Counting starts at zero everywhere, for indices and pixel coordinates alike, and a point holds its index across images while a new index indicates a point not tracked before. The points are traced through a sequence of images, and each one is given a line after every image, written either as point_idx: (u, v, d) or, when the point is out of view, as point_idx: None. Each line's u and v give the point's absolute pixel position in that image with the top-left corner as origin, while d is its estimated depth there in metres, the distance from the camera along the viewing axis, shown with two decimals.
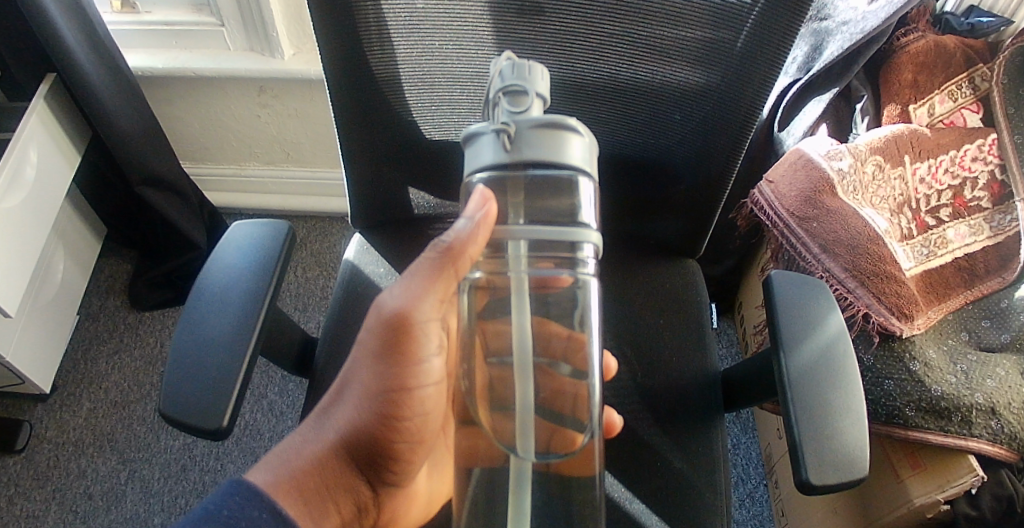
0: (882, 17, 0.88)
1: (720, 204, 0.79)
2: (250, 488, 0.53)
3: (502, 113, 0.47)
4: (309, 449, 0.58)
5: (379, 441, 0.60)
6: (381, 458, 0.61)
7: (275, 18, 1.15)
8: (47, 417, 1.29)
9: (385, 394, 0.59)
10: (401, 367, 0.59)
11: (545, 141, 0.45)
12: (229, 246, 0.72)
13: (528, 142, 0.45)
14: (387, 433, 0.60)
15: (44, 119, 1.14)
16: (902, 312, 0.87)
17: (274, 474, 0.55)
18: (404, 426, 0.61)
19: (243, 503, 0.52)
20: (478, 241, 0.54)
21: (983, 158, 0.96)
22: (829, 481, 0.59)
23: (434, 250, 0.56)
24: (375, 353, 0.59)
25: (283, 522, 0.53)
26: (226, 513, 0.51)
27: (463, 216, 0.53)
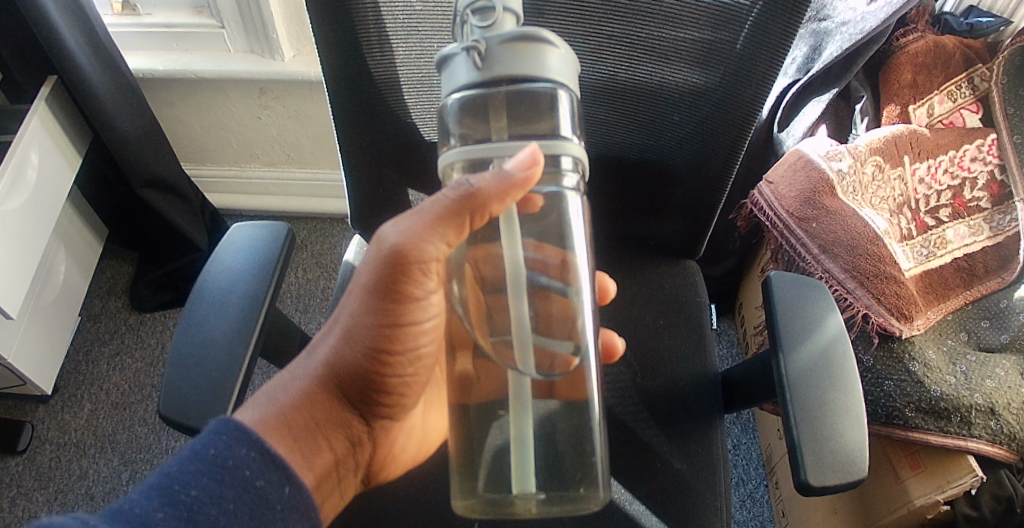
0: (882, 17, 0.88)
1: (720, 205, 0.79)
2: (239, 426, 0.51)
3: (473, 32, 0.46)
4: (298, 385, 0.57)
5: (372, 378, 0.59)
6: (375, 396, 0.61)
7: (276, 20, 1.15)
8: (49, 418, 1.30)
9: (379, 329, 0.58)
10: (398, 303, 0.57)
11: (518, 55, 0.45)
12: (230, 247, 0.72)
13: (500, 57, 0.45)
14: (381, 370, 0.59)
15: (44, 120, 1.14)
16: (902, 313, 0.88)
17: (263, 413, 0.54)
18: (397, 363, 0.60)
19: (233, 441, 0.50)
20: (505, 200, 0.51)
21: (983, 158, 0.96)
22: (827, 481, 0.59)
23: (456, 192, 0.52)
24: (370, 289, 0.57)
25: (272, 460, 0.51)
26: (213, 453, 0.49)
27: (501, 168, 0.50)
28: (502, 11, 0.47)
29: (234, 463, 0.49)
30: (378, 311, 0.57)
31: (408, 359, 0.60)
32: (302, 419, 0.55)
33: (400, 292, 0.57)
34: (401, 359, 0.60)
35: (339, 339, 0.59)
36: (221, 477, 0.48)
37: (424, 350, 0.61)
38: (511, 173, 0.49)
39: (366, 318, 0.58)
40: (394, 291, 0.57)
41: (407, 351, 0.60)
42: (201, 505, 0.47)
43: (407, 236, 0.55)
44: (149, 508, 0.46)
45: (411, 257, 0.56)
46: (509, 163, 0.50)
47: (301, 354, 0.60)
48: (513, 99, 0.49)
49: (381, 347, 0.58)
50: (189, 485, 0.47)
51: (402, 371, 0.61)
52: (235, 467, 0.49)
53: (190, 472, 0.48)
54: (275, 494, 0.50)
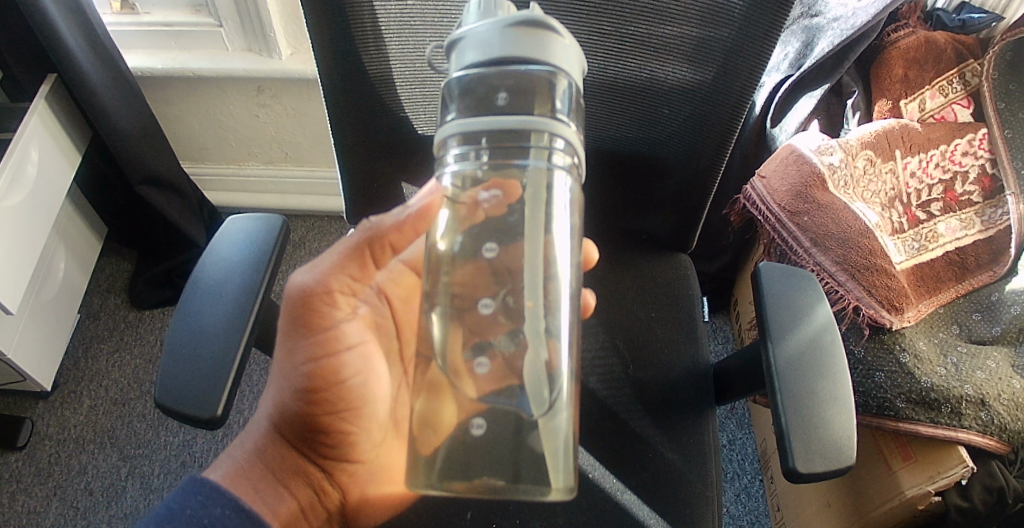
0: (871, 13, 0.89)
1: (710, 197, 0.80)
2: (207, 487, 0.57)
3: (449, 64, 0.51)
4: (248, 441, 0.62)
5: (310, 422, 0.61)
6: (320, 436, 0.62)
7: (273, 19, 1.16)
8: (48, 414, 1.30)
9: (298, 371, 0.61)
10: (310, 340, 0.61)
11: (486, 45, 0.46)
12: (224, 239, 0.73)
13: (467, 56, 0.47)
14: (317, 411, 0.61)
15: (44, 118, 1.15)
16: (892, 305, 0.88)
17: (221, 468, 0.60)
18: (330, 400, 0.61)
19: (207, 501, 0.56)
20: (403, 231, 0.57)
21: (973, 153, 0.98)
22: (814, 469, 0.59)
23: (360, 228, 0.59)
24: (287, 335, 0.61)
25: (240, 514, 0.56)
26: (188, 512, 0.55)
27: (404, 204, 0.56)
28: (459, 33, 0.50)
29: (209, 519, 0.55)
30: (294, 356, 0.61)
31: (336, 395, 0.61)
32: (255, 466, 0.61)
33: (309, 329, 0.61)
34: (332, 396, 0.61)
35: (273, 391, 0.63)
36: None
37: (355, 381, 0.62)
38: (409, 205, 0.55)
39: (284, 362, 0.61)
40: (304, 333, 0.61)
41: (334, 388, 0.61)
42: None
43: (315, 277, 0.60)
44: None
45: (325, 298, 0.61)
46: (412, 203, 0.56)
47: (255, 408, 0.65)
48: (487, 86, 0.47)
49: (308, 388, 0.60)
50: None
51: (340, 410, 0.62)
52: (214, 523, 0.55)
53: None
54: None
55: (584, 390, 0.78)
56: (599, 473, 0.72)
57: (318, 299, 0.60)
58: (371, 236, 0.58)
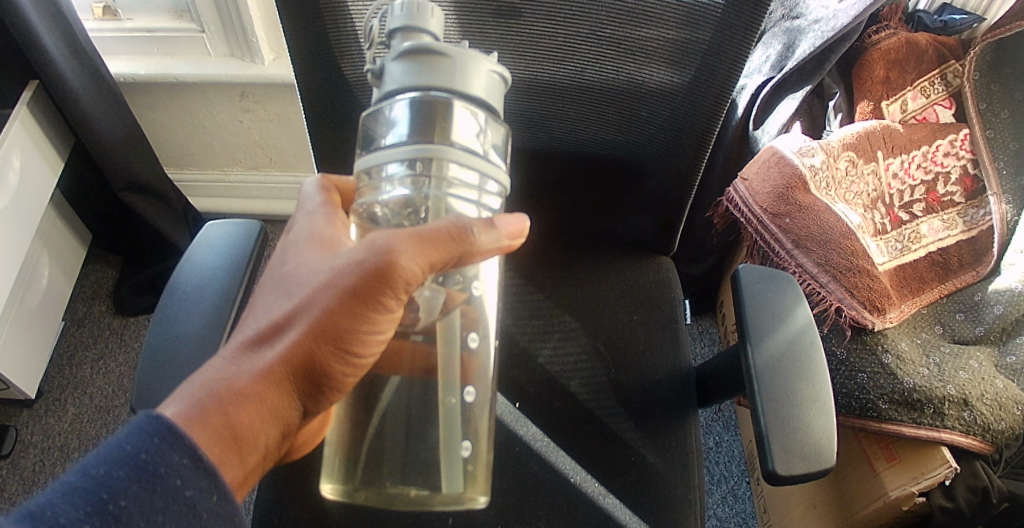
0: (852, 14, 0.89)
1: (689, 200, 0.80)
2: (173, 428, 0.43)
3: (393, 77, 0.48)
4: (237, 380, 0.47)
5: (313, 379, 0.50)
6: (316, 389, 0.51)
7: (255, 25, 1.16)
8: (32, 423, 1.29)
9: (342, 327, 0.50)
10: (373, 298, 0.49)
11: (421, 59, 0.47)
12: (201, 246, 0.72)
13: (392, 68, 0.48)
14: (332, 370, 0.51)
15: (26, 124, 1.14)
16: (874, 306, 0.89)
17: (194, 405, 0.45)
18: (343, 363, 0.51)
19: (167, 446, 0.42)
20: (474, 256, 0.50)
21: (954, 154, 0.99)
22: (794, 471, 0.59)
23: (453, 227, 0.49)
24: (345, 293, 0.49)
25: (209, 473, 0.43)
26: (144, 457, 0.41)
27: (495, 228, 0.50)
28: (416, 30, 0.48)
29: (165, 471, 0.41)
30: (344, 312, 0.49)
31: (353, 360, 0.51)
32: (246, 409, 0.47)
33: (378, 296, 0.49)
34: (352, 364, 0.51)
35: (290, 326, 0.50)
36: (151, 485, 0.41)
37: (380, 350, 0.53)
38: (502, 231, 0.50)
39: (330, 309, 0.49)
40: (371, 295, 0.49)
41: (355, 351, 0.51)
42: (129, 517, 0.40)
43: (397, 249, 0.48)
44: (73, 517, 0.39)
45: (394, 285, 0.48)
46: (503, 225, 0.51)
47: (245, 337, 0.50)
48: (462, 117, 0.48)
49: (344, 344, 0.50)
50: (119, 493, 0.40)
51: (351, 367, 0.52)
52: (166, 475, 0.41)
53: (118, 478, 0.40)
54: (204, 503, 0.42)
55: (566, 394, 0.77)
56: (581, 477, 0.71)
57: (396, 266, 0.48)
58: (461, 241, 0.49)
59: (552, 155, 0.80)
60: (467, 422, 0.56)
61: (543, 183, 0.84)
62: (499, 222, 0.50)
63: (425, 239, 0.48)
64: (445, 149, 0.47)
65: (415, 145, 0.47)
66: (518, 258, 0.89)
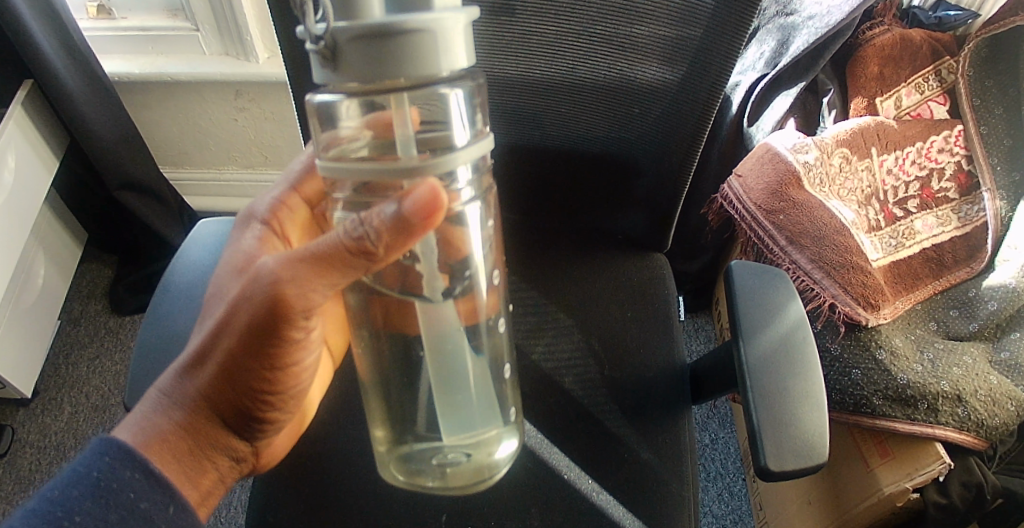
0: (845, 10, 0.89)
1: (682, 197, 0.80)
2: (120, 449, 0.51)
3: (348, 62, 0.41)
4: (173, 411, 0.54)
5: (239, 403, 0.56)
6: (252, 409, 0.57)
7: (249, 23, 1.16)
8: (28, 422, 1.29)
9: (260, 356, 0.54)
10: (279, 332, 0.52)
11: (382, 49, 0.40)
12: (193, 243, 0.72)
13: (350, 59, 0.41)
14: (260, 387, 0.56)
15: (21, 124, 1.14)
16: (868, 302, 0.89)
17: (140, 434, 0.53)
18: (272, 382, 0.56)
19: (119, 463, 0.50)
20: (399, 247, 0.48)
21: (949, 150, 0.99)
22: (785, 466, 0.59)
23: (346, 242, 0.47)
24: (251, 331, 0.52)
25: (158, 484, 0.51)
26: (97, 475, 0.50)
27: (397, 207, 0.46)
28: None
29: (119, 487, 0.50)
30: (251, 345, 0.53)
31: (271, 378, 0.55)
32: (184, 443, 0.54)
33: (283, 329, 0.52)
34: (281, 376, 0.57)
35: (206, 366, 0.54)
36: (106, 500, 0.50)
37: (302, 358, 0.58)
38: (410, 217, 0.46)
39: (236, 345, 0.53)
40: (272, 328, 0.52)
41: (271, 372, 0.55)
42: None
43: (288, 280, 0.49)
44: None
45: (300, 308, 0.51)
46: (409, 204, 0.46)
47: (171, 370, 0.55)
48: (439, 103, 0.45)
49: (264, 367, 0.55)
50: (74, 511, 0.49)
51: (279, 383, 0.57)
52: (120, 490, 0.50)
53: (74, 496, 0.49)
54: (159, 514, 0.51)
55: (560, 391, 0.77)
56: (574, 474, 0.71)
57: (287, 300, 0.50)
58: (357, 253, 0.47)
59: (546, 153, 0.80)
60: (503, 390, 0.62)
61: (537, 180, 0.84)
62: (400, 203, 0.46)
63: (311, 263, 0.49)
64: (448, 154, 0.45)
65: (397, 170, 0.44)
66: (514, 255, 0.89)
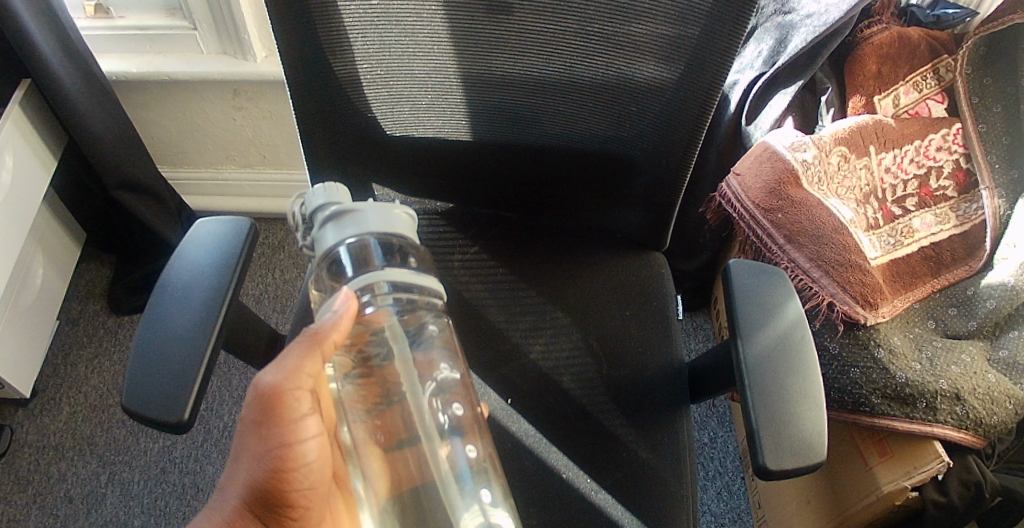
0: (843, 9, 0.89)
1: (681, 196, 0.80)
2: None
3: (328, 237, 0.57)
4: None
5: (282, 513, 0.54)
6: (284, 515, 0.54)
7: (247, 23, 1.16)
8: (27, 422, 1.29)
9: (273, 457, 0.53)
10: (281, 426, 0.53)
11: (348, 220, 0.57)
12: (192, 242, 0.72)
13: (327, 234, 0.57)
14: (288, 490, 0.54)
15: (18, 123, 1.14)
16: (867, 301, 0.89)
17: None
18: (299, 489, 0.54)
19: None
20: (340, 328, 0.54)
21: (947, 148, 0.99)
22: (784, 465, 0.59)
23: (302, 335, 0.54)
24: (255, 430, 0.53)
25: None
26: None
27: (329, 310, 0.55)
28: (327, 201, 0.59)
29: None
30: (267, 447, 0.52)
31: (310, 483, 0.55)
32: None
33: (281, 422, 0.53)
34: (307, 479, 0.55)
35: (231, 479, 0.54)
36: None
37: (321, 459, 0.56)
38: (340, 308, 0.55)
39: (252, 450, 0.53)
40: (272, 421, 0.52)
41: (307, 477, 0.55)
42: None
43: (274, 381, 0.52)
44: None
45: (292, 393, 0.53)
46: (338, 306, 0.55)
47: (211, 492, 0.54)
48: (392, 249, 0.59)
49: (280, 471, 0.53)
50: None
51: (305, 487, 0.55)
52: None
53: None
54: None
55: (559, 391, 0.77)
56: (573, 473, 0.72)
57: (286, 394, 0.53)
58: (315, 338, 0.54)
59: (544, 152, 0.80)
60: (476, 473, 0.57)
61: (535, 180, 0.84)
62: (331, 306, 0.55)
63: (291, 360, 0.53)
64: (382, 274, 0.56)
65: (370, 277, 0.56)
66: (512, 254, 0.89)
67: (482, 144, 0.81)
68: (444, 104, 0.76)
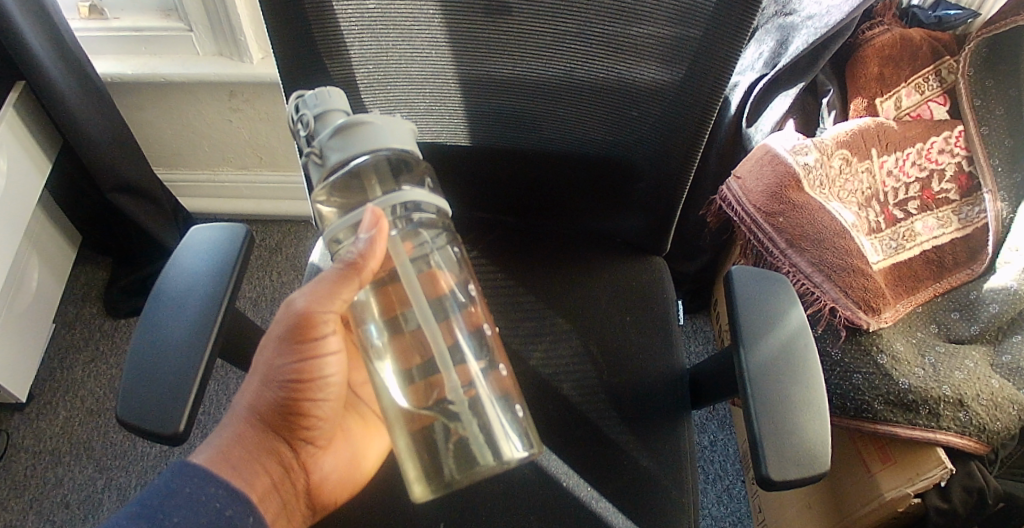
0: (846, 11, 0.88)
1: (681, 202, 0.79)
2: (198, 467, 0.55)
3: (335, 151, 0.54)
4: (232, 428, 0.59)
5: (300, 423, 0.61)
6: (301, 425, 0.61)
7: (243, 25, 1.15)
8: (23, 427, 1.28)
9: (291, 371, 0.59)
10: (303, 345, 0.59)
11: (359, 135, 0.54)
12: (186, 251, 0.71)
13: (335, 148, 0.54)
14: (304, 403, 0.60)
15: (12, 126, 1.13)
16: (869, 306, 0.88)
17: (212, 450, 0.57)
18: (314, 401, 0.61)
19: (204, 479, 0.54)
20: (377, 255, 0.56)
21: (949, 150, 0.99)
22: (787, 477, 0.58)
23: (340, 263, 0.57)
24: (280, 346, 0.59)
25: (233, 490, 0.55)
26: (188, 490, 0.53)
27: (361, 235, 0.56)
28: (326, 110, 0.54)
29: (206, 498, 0.53)
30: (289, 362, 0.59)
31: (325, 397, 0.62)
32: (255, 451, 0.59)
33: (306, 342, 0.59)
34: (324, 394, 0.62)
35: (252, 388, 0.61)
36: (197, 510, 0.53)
37: (337, 380, 0.62)
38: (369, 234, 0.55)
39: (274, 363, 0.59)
40: (297, 340, 0.59)
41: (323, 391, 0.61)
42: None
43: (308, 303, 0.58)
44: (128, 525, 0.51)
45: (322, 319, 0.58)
46: (366, 230, 0.55)
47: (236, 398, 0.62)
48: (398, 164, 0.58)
49: (297, 385, 0.59)
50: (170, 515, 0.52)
51: (321, 402, 0.62)
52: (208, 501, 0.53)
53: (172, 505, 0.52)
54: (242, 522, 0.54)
55: (559, 397, 0.77)
56: (573, 481, 0.71)
57: (317, 318, 0.58)
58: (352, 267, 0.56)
59: (543, 156, 0.79)
60: (506, 394, 0.64)
61: (534, 184, 0.83)
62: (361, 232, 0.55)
63: (328, 287, 0.57)
64: (406, 195, 0.57)
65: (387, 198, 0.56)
66: (512, 258, 0.88)
67: (481, 147, 0.80)
68: (442, 108, 0.75)
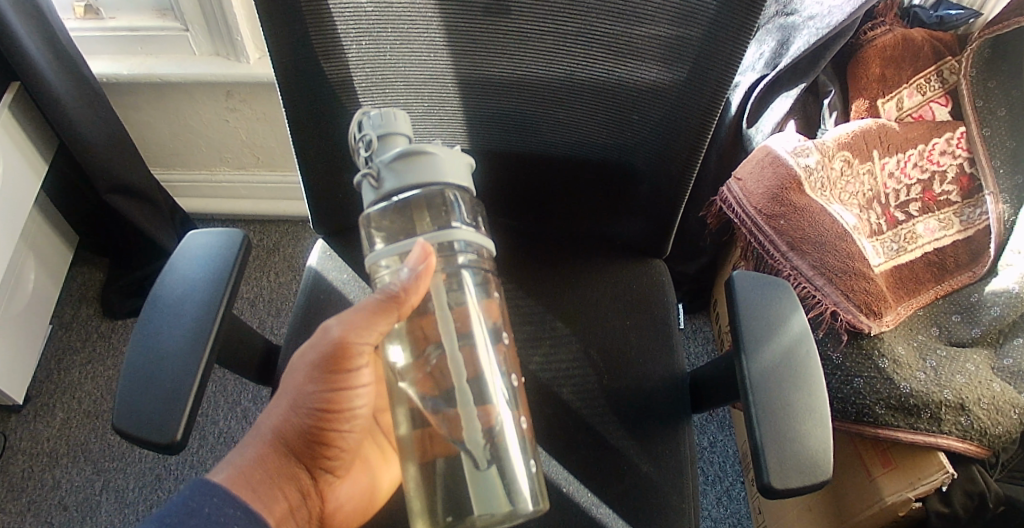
0: (848, 11, 0.87)
1: (681, 206, 0.78)
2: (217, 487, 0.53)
3: (390, 178, 0.53)
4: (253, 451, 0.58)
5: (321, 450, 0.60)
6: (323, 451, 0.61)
7: (240, 24, 1.14)
8: (20, 429, 1.27)
9: (322, 398, 0.59)
10: (338, 373, 0.59)
11: (418, 166, 0.53)
12: (183, 256, 0.70)
13: (392, 175, 0.53)
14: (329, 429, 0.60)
15: (7, 127, 1.12)
16: (870, 309, 0.88)
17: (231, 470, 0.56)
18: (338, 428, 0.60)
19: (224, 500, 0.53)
20: (420, 292, 0.56)
21: (951, 152, 0.98)
22: (790, 484, 0.57)
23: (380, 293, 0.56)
24: (312, 372, 0.58)
25: (251, 513, 0.54)
26: (208, 511, 0.52)
27: (406, 267, 0.55)
28: (388, 133, 0.54)
29: (225, 519, 0.52)
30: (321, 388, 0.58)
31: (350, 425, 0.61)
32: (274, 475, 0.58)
33: (340, 370, 0.58)
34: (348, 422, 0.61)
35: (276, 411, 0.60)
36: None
37: (363, 410, 0.62)
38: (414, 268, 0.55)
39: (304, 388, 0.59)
40: (332, 367, 0.58)
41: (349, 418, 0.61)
42: None
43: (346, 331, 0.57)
44: None
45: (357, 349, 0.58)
46: (412, 262, 0.55)
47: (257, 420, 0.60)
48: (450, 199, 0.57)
49: (326, 412, 0.59)
50: None
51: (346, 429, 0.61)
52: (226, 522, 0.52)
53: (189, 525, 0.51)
54: None
55: (559, 403, 0.76)
56: (574, 487, 0.70)
57: (353, 347, 0.58)
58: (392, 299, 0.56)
59: (544, 158, 0.78)
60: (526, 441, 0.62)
61: (534, 186, 0.83)
62: (407, 264, 0.55)
63: (366, 316, 0.57)
64: (457, 234, 0.57)
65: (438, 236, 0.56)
66: (511, 262, 0.88)
67: (481, 149, 0.79)
68: (442, 110, 0.74)
